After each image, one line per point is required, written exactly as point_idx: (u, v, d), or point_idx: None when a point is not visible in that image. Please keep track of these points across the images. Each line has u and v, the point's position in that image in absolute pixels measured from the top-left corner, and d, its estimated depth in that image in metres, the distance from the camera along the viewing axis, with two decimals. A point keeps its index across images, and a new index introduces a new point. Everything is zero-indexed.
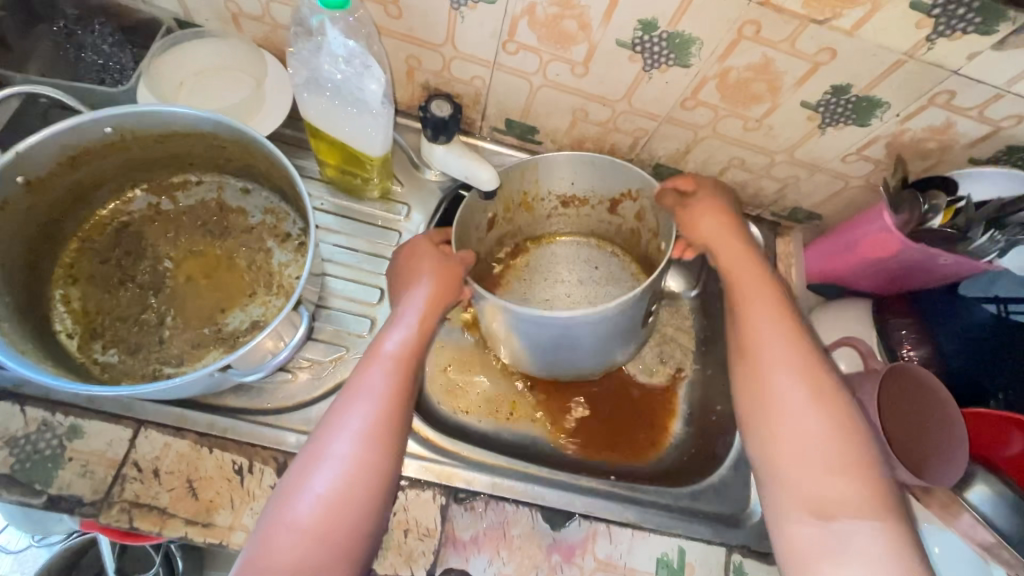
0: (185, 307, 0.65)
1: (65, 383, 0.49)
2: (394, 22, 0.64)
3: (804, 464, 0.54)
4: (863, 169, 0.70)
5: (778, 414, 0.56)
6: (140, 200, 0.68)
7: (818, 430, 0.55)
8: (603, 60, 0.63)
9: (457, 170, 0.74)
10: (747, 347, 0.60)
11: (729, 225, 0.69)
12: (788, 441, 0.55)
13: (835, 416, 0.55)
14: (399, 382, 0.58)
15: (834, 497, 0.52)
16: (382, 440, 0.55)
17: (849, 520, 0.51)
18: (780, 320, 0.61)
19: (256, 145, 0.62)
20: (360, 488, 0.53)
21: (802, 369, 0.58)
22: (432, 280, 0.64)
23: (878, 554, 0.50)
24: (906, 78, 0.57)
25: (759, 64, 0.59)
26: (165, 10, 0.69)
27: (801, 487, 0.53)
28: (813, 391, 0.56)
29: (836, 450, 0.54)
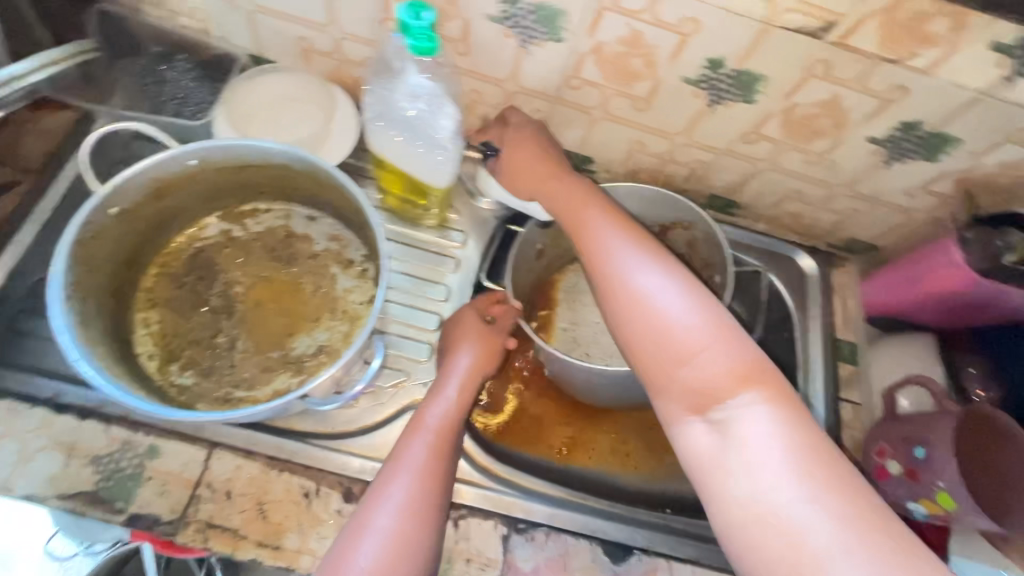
0: (255, 331, 0.67)
1: (155, 407, 0.51)
2: (461, 60, 0.66)
3: (670, 360, 0.49)
4: (927, 203, 0.70)
5: (635, 307, 0.52)
6: (214, 227, 0.71)
7: (692, 315, 0.50)
8: (666, 95, 0.64)
9: (514, 203, 0.75)
10: (592, 259, 0.56)
11: (549, 158, 0.65)
12: (661, 332, 0.50)
13: (706, 304, 0.51)
14: (439, 452, 0.57)
15: (706, 383, 0.48)
16: (422, 518, 0.53)
17: (739, 403, 0.47)
18: (612, 227, 0.58)
19: (328, 177, 0.65)
20: (405, 569, 0.51)
21: (661, 265, 0.54)
22: (474, 348, 0.66)
23: (774, 451, 0.44)
24: (980, 116, 0.56)
25: (827, 100, 0.59)
26: (242, 47, 0.73)
27: (673, 376, 0.49)
28: (672, 279, 0.52)
29: (714, 331, 0.49)
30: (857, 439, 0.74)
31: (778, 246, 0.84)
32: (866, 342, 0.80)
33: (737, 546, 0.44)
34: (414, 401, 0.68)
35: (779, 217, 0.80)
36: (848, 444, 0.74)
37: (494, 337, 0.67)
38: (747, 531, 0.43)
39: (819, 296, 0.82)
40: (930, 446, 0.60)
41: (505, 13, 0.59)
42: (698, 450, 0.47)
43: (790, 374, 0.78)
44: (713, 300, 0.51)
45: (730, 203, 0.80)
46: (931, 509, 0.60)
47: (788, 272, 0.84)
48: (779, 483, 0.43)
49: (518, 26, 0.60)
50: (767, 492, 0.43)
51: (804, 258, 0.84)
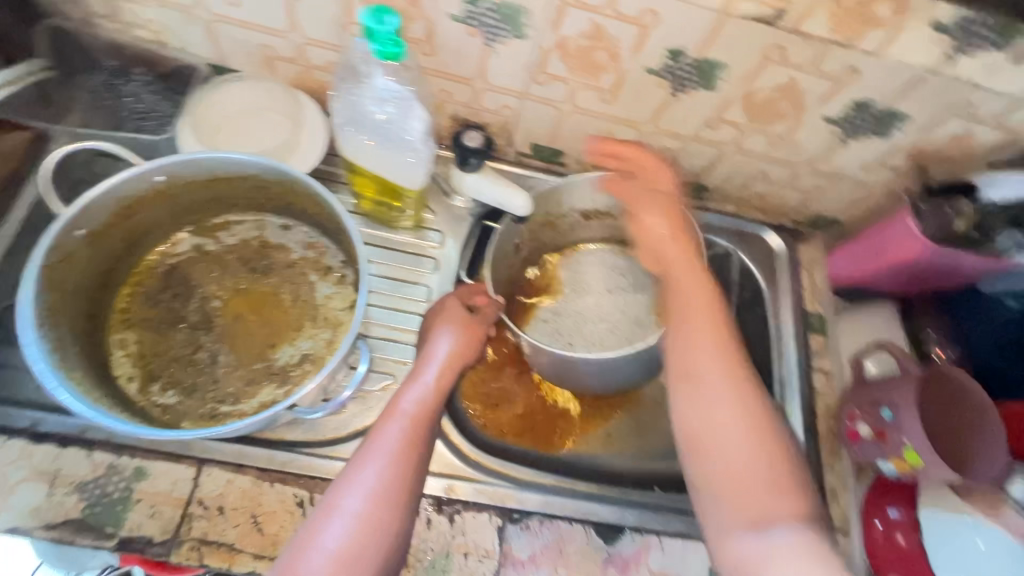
0: (236, 345, 0.66)
1: (140, 430, 0.50)
2: (427, 60, 0.66)
3: (715, 448, 0.57)
4: (884, 177, 0.73)
5: (691, 416, 0.58)
6: (186, 242, 0.70)
7: (739, 454, 0.56)
8: (631, 86, 0.65)
9: (491, 197, 0.76)
10: (683, 370, 0.60)
11: (673, 216, 0.69)
12: (701, 429, 0.57)
13: (757, 435, 0.56)
14: (412, 439, 0.58)
15: (740, 510, 0.55)
16: (388, 504, 0.54)
17: (773, 536, 0.53)
18: (701, 345, 0.60)
19: (300, 184, 0.64)
20: (369, 552, 0.52)
21: (717, 387, 0.58)
22: (455, 335, 0.66)
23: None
24: (927, 92, 0.59)
25: (785, 84, 0.62)
26: (202, 57, 0.71)
27: (708, 475, 0.57)
28: (729, 398, 0.58)
29: (748, 459, 0.56)
30: (830, 406, 0.77)
31: (747, 226, 0.87)
32: (834, 312, 0.83)
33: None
34: None
35: (746, 198, 0.83)
36: (823, 412, 0.77)
37: (476, 323, 0.68)
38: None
39: (788, 272, 0.85)
40: (897, 408, 0.63)
41: (467, 12, 0.60)
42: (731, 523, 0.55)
43: (765, 348, 0.81)
44: (768, 431, 0.57)
45: (699, 187, 0.82)
46: (902, 466, 0.64)
47: (758, 250, 0.87)
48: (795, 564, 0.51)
49: (481, 24, 0.61)
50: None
51: (771, 236, 0.87)
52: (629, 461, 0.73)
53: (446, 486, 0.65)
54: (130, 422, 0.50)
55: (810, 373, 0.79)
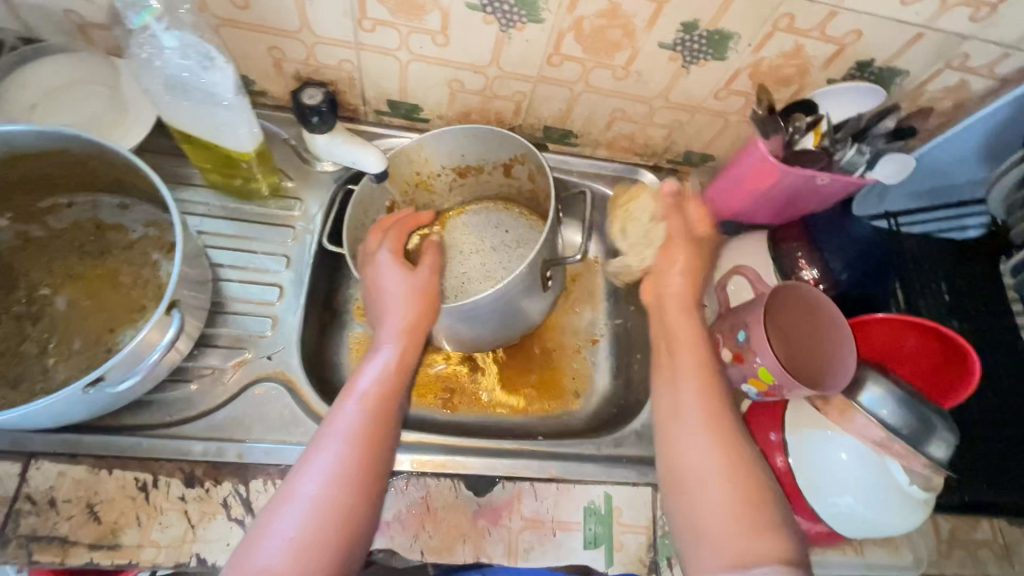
0: (70, 332, 0.63)
1: None
2: (243, 14, 0.63)
3: (703, 485, 0.56)
4: (735, 104, 0.73)
5: (672, 449, 0.59)
6: (7, 230, 0.65)
7: (726, 479, 0.56)
8: (459, 26, 0.63)
9: (344, 157, 0.73)
10: (669, 375, 0.63)
11: (691, 256, 0.69)
12: (683, 463, 0.58)
13: (739, 464, 0.56)
14: (374, 419, 0.57)
15: (722, 528, 0.54)
16: (349, 492, 0.53)
17: (756, 555, 0.51)
18: (682, 372, 0.62)
19: (110, 152, 0.60)
20: (330, 535, 0.50)
21: (707, 427, 0.58)
22: (407, 305, 0.65)
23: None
24: (744, 7, 0.59)
25: (607, 10, 0.60)
26: (7, 29, 0.66)
27: (704, 513, 0.55)
28: (708, 432, 0.58)
29: (740, 502, 0.54)
30: None
31: (623, 169, 0.87)
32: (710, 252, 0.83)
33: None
34: (259, 375, 0.66)
35: (615, 140, 0.82)
36: None
37: (425, 284, 0.67)
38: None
39: None
40: (749, 328, 0.63)
41: None
42: (712, 557, 0.53)
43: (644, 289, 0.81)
44: (748, 463, 0.56)
45: (566, 132, 0.81)
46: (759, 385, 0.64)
47: None
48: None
49: None
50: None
51: (647, 176, 0.86)
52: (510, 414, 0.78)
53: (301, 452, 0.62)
54: None
55: (687, 308, 0.79)
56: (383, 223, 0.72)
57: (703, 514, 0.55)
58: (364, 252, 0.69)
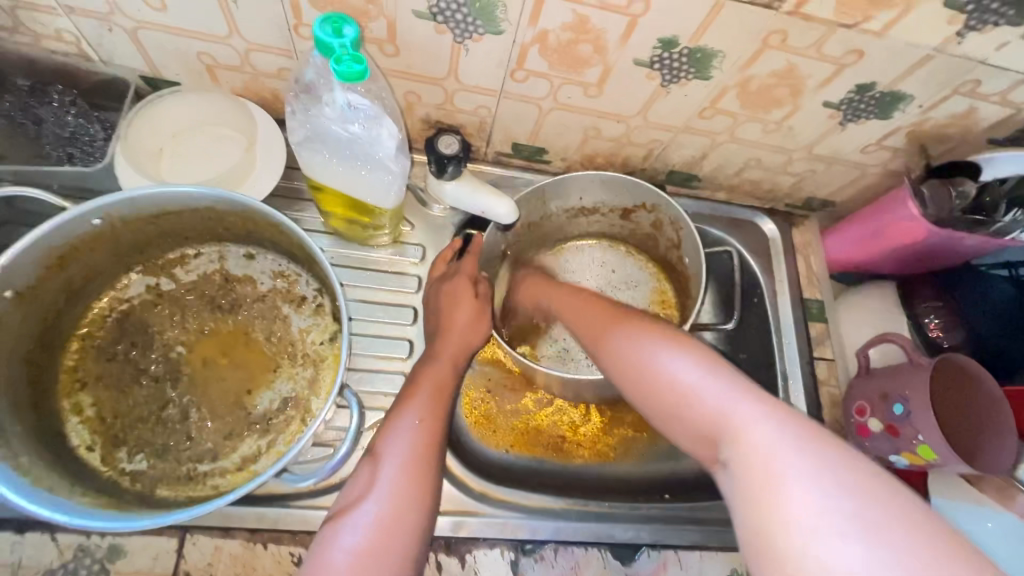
0: (209, 394, 0.60)
1: (116, 525, 0.46)
2: (391, 61, 0.59)
3: (674, 391, 0.49)
4: (881, 158, 0.70)
5: (634, 369, 0.53)
6: (138, 284, 0.63)
7: (706, 375, 0.48)
8: (618, 80, 0.60)
9: (473, 206, 0.70)
10: (598, 340, 0.58)
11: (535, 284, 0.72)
12: (649, 379, 0.51)
13: (716, 362, 0.49)
14: (435, 408, 0.58)
15: (709, 424, 0.46)
16: (422, 483, 0.53)
17: (741, 423, 0.44)
18: (624, 319, 0.58)
19: (259, 214, 0.58)
20: (410, 512, 0.51)
21: (670, 340, 0.52)
22: (457, 305, 0.66)
23: (801, 473, 0.40)
24: (931, 72, 0.55)
25: (783, 70, 0.57)
26: (129, 68, 0.62)
27: (683, 418, 0.49)
28: (671, 343, 0.52)
29: (728, 391, 0.47)
30: (834, 395, 0.77)
31: (739, 213, 0.84)
32: (832, 297, 0.82)
33: (748, 496, 0.41)
34: None
35: (738, 184, 0.79)
36: (826, 400, 0.77)
37: (484, 304, 0.68)
38: (745, 476, 0.42)
39: (784, 258, 0.82)
40: (908, 401, 0.63)
41: (435, 7, 0.52)
42: (707, 458, 0.47)
43: (765, 341, 0.79)
44: (719, 361, 0.49)
45: (690, 176, 0.78)
46: (914, 459, 0.64)
47: (751, 237, 0.84)
48: (781, 453, 0.41)
49: (451, 21, 0.53)
50: (784, 483, 0.40)
51: (765, 223, 0.83)
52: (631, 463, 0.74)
53: (453, 523, 0.64)
54: (103, 518, 0.46)
55: (812, 363, 0.78)
56: (447, 250, 0.71)
57: (681, 422, 0.49)
58: (431, 278, 0.70)
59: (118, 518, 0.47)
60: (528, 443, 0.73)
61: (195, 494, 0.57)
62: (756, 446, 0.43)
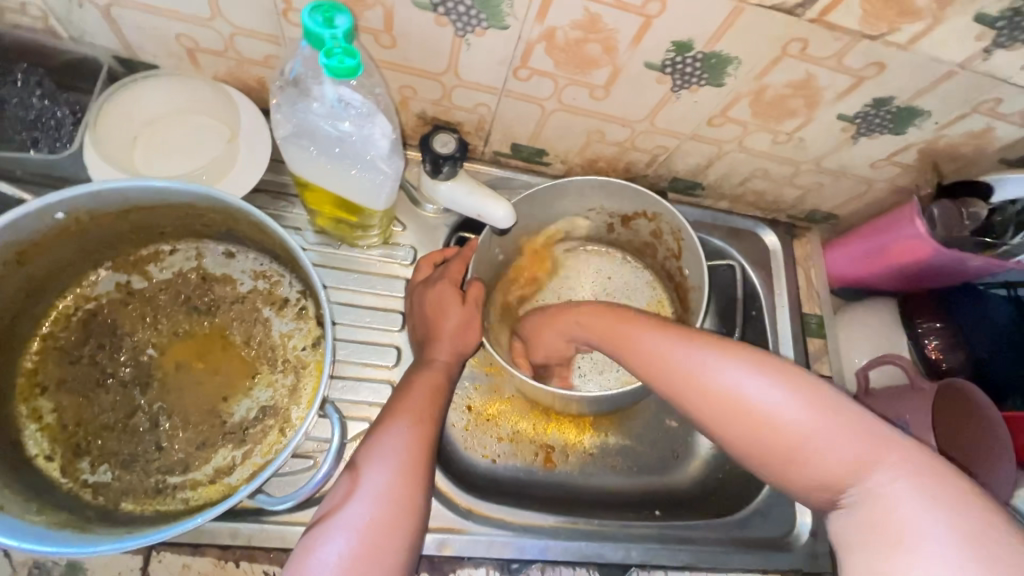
0: (181, 402, 0.57)
1: (72, 550, 0.42)
2: (387, 53, 0.55)
3: (789, 438, 0.45)
4: (889, 173, 0.68)
5: (728, 405, 0.47)
6: (106, 281, 0.59)
7: (814, 415, 0.45)
8: (628, 82, 0.57)
9: (469, 208, 0.66)
10: (650, 364, 0.53)
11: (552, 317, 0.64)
12: (744, 416, 0.47)
13: (826, 400, 0.46)
14: (421, 417, 0.55)
15: (834, 471, 0.44)
16: (414, 485, 0.50)
17: (876, 476, 0.42)
18: (694, 343, 0.51)
19: (241, 212, 0.54)
20: (398, 520, 0.48)
21: (774, 374, 0.47)
22: (445, 314, 0.63)
23: (937, 529, 0.38)
24: (951, 89, 0.53)
25: (799, 80, 0.54)
26: (101, 47, 0.57)
27: (795, 462, 0.45)
28: (768, 377, 0.47)
29: (860, 438, 0.44)
30: None
31: (740, 223, 0.82)
32: (832, 312, 0.80)
33: (880, 554, 0.39)
34: None
35: (741, 195, 0.77)
36: None
37: (472, 310, 0.64)
38: (875, 531, 0.40)
39: (786, 271, 0.80)
40: (908, 426, 0.61)
41: None
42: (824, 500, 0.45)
43: None
44: (836, 409, 0.45)
45: (693, 184, 0.75)
46: None
47: (752, 248, 0.81)
48: (921, 513, 0.39)
49: (452, 12, 0.50)
50: (920, 540, 0.38)
51: (767, 234, 0.81)
52: (618, 476, 0.73)
53: (438, 541, 0.62)
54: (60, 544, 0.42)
55: None
56: (437, 253, 0.67)
57: (788, 464, 0.46)
58: (415, 280, 0.66)
59: (75, 542, 0.43)
60: (516, 452, 0.71)
61: (163, 509, 0.53)
62: (889, 501, 0.41)
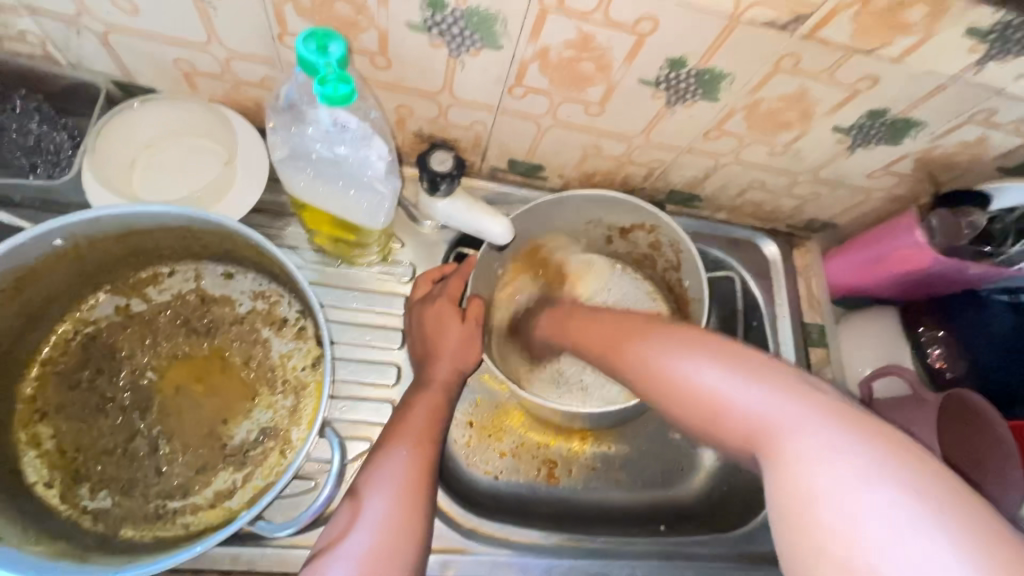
0: (181, 425, 0.57)
1: None
2: (384, 74, 0.56)
3: (718, 408, 0.43)
4: (887, 183, 0.68)
5: (677, 387, 0.45)
6: (105, 305, 0.59)
7: (745, 383, 0.42)
8: (622, 99, 0.57)
9: (467, 224, 0.66)
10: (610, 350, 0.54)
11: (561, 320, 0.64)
12: (690, 399, 0.44)
13: (755, 370, 0.43)
14: (420, 441, 0.54)
15: (758, 439, 0.40)
16: (415, 511, 0.50)
17: (795, 440, 0.38)
18: (651, 334, 0.50)
19: (240, 235, 0.54)
20: (399, 547, 0.48)
21: (710, 350, 0.45)
22: (444, 333, 0.62)
23: (867, 490, 0.34)
24: (946, 100, 0.53)
25: (794, 94, 0.54)
26: (99, 73, 0.57)
27: (726, 433, 0.42)
28: (703, 352, 0.45)
29: (784, 404, 0.40)
30: None
31: (740, 234, 0.81)
32: (833, 321, 0.80)
33: (799, 522, 0.35)
34: None
35: (739, 206, 0.77)
36: None
37: (472, 326, 0.64)
38: (795, 498, 0.36)
39: (786, 282, 0.80)
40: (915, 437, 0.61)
41: (430, 21, 0.49)
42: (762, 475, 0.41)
43: None
44: (780, 378, 0.42)
45: (691, 196, 0.75)
46: None
47: (752, 258, 0.81)
48: (856, 484, 0.34)
49: (446, 34, 0.50)
50: (843, 501, 0.34)
51: (766, 244, 0.81)
52: (622, 492, 0.72)
53: (440, 562, 0.62)
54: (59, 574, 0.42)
55: None
56: (434, 270, 0.67)
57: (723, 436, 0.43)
58: (414, 297, 0.66)
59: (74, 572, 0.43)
60: (518, 469, 0.71)
61: (163, 535, 0.53)
62: (809, 465, 0.36)
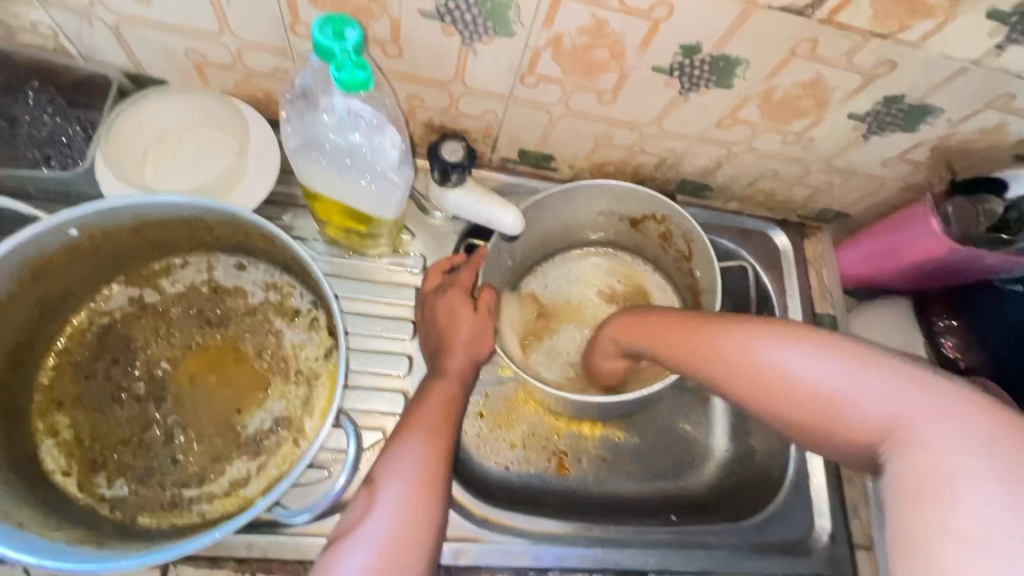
0: (196, 415, 0.57)
1: (92, 565, 0.42)
2: (395, 63, 0.55)
3: (828, 402, 0.45)
4: (901, 172, 0.67)
5: (768, 378, 0.47)
6: (120, 296, 0.59)
7: (851, 378, 0.44)
8: (635, 87, 0.57)
9: (478, 215, 0.66)
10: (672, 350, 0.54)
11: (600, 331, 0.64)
12: (786, 388, 0.46)
13: (869, 361, 0.45)
14: (435, 427, 0.54)
15: (877, 431, 0.43)
16: (430, 496, 0.50)
17: (920, 436, 0.40)
18: (725, 326, 0.51)
19: (253, 225, 0.54)
20: (416, 531, 0.48)
21: (801, 340, 0.47)
22: (458, 322, 0.62)
23: (997, 494, 0.36)
24: (964, 85, 0.53)
25: (809, 80, 0.54)
26: (112, 65, 0.57)
27: (845, 422, 0.44)
28: (802, 344, 0.47)
29: (896, 399, 0.43)
30: None
31: (751, 224, 0.81)
32: (846, 311, 0.79)
33: (932, 521, 0.37)
34: None
35: (751, 195, 0.76)
36: None
37: (484, 315, 0.64)
38: (937, 495, 0.38)
39: (797, 272, 0.79)
40: None
41: (443, 8, 0.48)
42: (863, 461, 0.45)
43: None
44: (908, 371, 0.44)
45: (702, 186, 0.75)
46: None
47: (763, 249, 0.80)
48: (984, 494, 0.36)
49: (459, 21, 0.50)
50: (975, 504, 0.36)
51: (777, 235, 0.81)
52: (634, 483, 0.72)
53: (454, 550, 0.62)
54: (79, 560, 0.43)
55: None
56: (445, 260, 0.67)
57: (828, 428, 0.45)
58: (426, 288, 0.66)
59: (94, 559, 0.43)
60: (530, 459, 0.71)
61: (180, 522, 0.54)
62: (944, 466, 0.39)
